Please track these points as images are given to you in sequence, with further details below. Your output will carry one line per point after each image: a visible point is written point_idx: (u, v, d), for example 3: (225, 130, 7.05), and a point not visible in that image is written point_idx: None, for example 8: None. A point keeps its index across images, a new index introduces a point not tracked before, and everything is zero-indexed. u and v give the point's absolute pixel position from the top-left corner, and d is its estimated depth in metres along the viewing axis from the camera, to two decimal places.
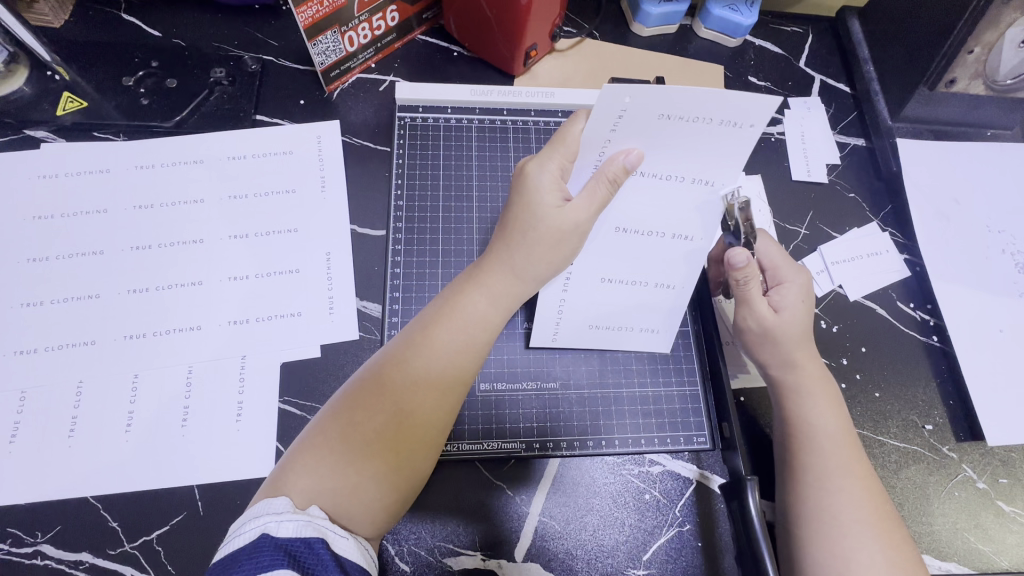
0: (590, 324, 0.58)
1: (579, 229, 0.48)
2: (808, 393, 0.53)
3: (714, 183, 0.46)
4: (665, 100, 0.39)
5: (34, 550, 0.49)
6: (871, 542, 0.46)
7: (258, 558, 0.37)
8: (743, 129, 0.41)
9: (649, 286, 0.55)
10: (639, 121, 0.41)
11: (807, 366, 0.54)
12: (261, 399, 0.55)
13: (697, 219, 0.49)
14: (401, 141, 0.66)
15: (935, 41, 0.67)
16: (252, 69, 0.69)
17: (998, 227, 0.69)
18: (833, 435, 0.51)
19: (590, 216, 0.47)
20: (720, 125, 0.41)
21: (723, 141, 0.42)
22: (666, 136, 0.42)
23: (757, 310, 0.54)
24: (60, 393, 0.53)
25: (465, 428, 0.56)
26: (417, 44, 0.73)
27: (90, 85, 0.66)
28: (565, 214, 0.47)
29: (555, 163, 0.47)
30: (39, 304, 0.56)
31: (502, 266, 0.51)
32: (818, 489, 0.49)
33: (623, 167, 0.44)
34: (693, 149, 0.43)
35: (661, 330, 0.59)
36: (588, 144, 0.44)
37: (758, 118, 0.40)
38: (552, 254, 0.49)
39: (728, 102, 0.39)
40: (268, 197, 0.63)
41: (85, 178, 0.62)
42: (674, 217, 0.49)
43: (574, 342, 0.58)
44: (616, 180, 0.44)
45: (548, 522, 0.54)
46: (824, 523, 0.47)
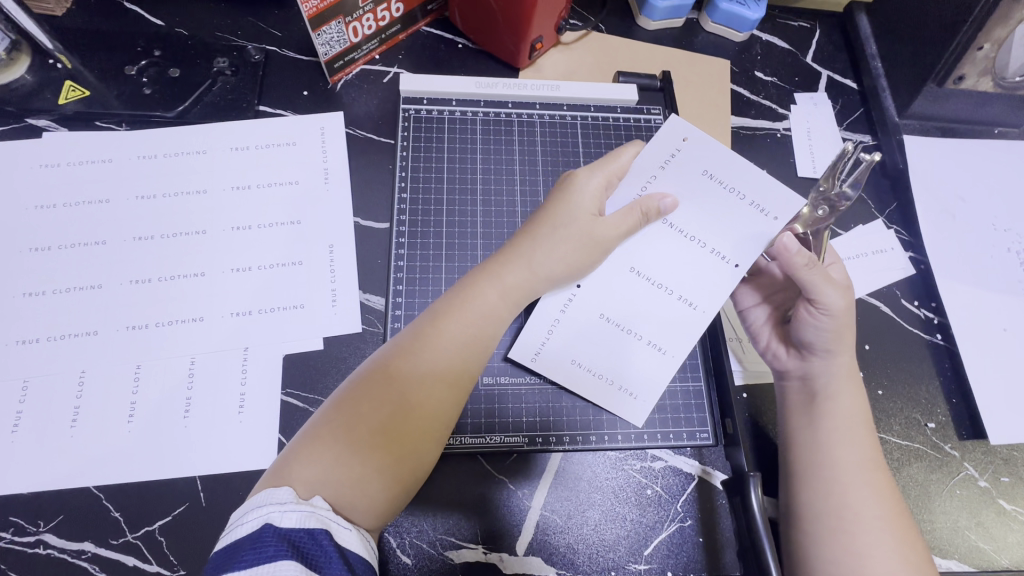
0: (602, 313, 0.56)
1: (603, 242, 0.52)
2: (834, 390, 0.53)
3: (728, 261, 0.54)
4: (707, 160, 0.54)
5: (37, 539, 0.49)
6: (888, 539, 0.47)
7: (261, 548, 0.36)
8: (766, 219, 0.53)
9: (671, 297, 0.55)
10: (691, 163, 0.49)
11: (841, 360, 0.54)
12: (264, 391, 0.55)
13: (709, 284, 0.55)
14: (406, 134, 0.66)
15: (944, 37, 0.66)
16: (256, 59, 0.68)
17: (1004, 225, 0.69)
18: (858, 433, 0.52)
19: (617, 235, 0.53)
20: (746, 205, 0.53)
21: (742, 221, 0.54)
22: (697, 195, 0.54)
23: (838, 288, 0.53)
24: (63, 382, 0.53)
25: (468, 422, 0.55)
26: (422, 35, 0.72)
27: (92, 74, 0.65)
28: (600, 224, 0.52)
29: (603, 176, 0.53)
30: (40, 294, 0.56)
31: (518, 260, 0.52)
32: (839, 484, 0.49)
33: (658, 207, 0.52)
34: (711, 214, 0.54)
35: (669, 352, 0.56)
36: (635, 175, 0.54)
37: (780, 211, 0.52)
38: (572, 256, 0.52)
39: (761, 187, 0.53)
40: (271, 189, 0.62)
41: (87, 167, 0.61)
42: (689, 274, 0.55)
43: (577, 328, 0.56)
44: (648, 214, 0.53)
45: (549, 516, 0.54)
46: (841, 521, 0.48)
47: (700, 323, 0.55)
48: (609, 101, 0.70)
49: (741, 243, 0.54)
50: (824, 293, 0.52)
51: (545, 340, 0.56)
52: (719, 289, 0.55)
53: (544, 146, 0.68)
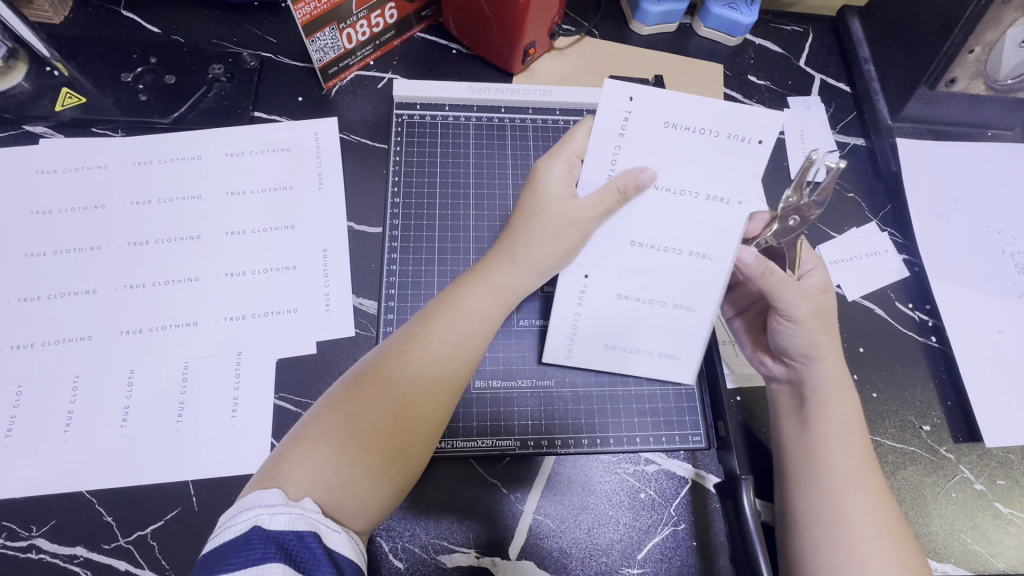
0: (604, 341, 0.56)
1: (580, 225, 0.49)
2: (828, 395, 0.52)
3: (729, 201, 0.47)
4: (671, 107, 0.44)
5: (30, 544, 0.49)
6: (886, 546, 0.46)
7: (248, 551, 0.37)
8: (751, 144, 0.45)
9: (683, 256, 0.50)
10: (646, 128, 0.45)
11: (831, 364, 0.53)
12: (257, 395, 0.55)
13: (716, 235, 0.49)
14: (399, 139, 0.66)
15: (936, 40, 0.66)
16: (251, 65, 0.69)
17: (999, 228, 0.69)
18: (853, 437, 0.51)
19: (595, 217, 0.48)
20: (727, 138, 0.45)
21: (735, 156, 0.45)
22: (676, 151, 0.46)
23: (801, 294, 0.52)
24: (57, 387, 0.53)
25: (461, 426, 0.55)
26: (416, 42, 0.73)
27: (88, 81, 0.66)
28: (570, 207, 0.49)
29: (564, 161, 0.51)
30: (36, 299, 0.56)
31: (507, 264, 0.52)
32: (836, 489, 0.48)
33: (635, 182, 0.46)
34: (698, 161, 0.46)
35: (682, 356, 0.56)
36: (598, 154, 0.47)
37: (765, 133, 0.44)
38: (554, 244, 0.50)
39: (735, 112, 0.44)
40: (266, 194, 0.63)
41: (83, 173, 0.62)
42: (697, 231, 0.49)
43: (586, 355, 0.57)
44: (625, 192, 0.47)
45: (543, 520, 0.53)
46: (840, 527, 0.47)
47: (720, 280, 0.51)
48: None
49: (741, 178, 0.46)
50: (786, 301, 0.52)
51: (573, 335, 0.56)
52: (731, 232, 0.48)
53: (537, 150, 0.68)
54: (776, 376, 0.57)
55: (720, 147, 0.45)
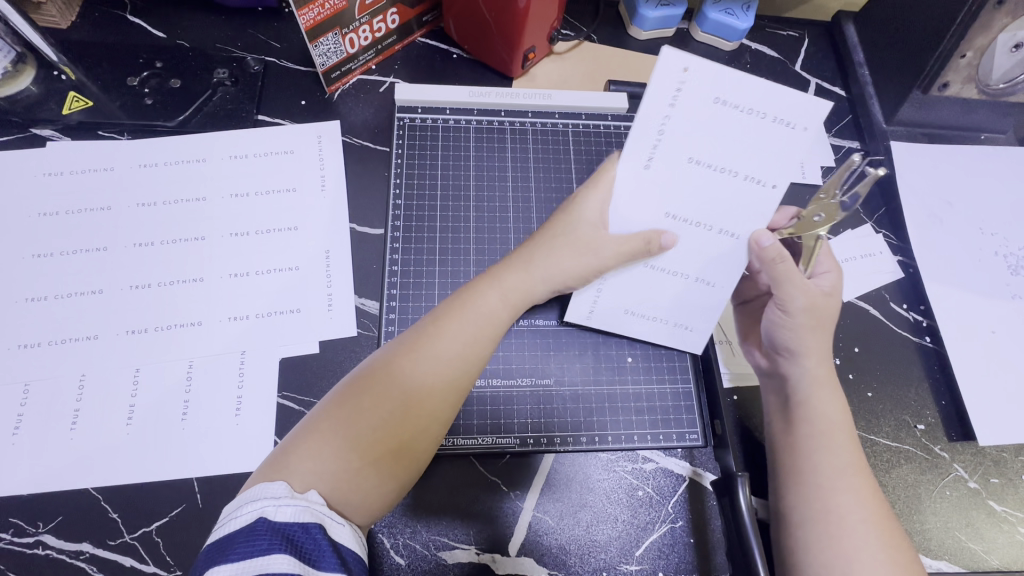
0: (626, 308, 0.58)
1: (601, 266, 0.52)
2: (816, 397, 0.53)
3: (736, 235, 0.49)
4: (723, 82, 0.39)
5: (36, 540, 0.50)
6: (875, 544, 0.46)
7: (254, 542, 0.38)
8: (795, 132, 0.40)
9: (712, 233, 0.49)
10: (694, 105, 0.41)
11: (823, 366, 0.54)
12: (260, 394, 0.55)
13: (746, 217, 0.47)
14: (400, 142, 0.67)
15: (929, 45, 0.67)
16: (255, 70, 0.70)
17: (992, 229, 0.70)
18: (844, 437, 0.51)
19: (619, 261, 0.51)
20: (771, 122, 0.40)
21: (776, 141, 0.41)
22: (721, 128, 0.41)
23: (803, 289, 0.53)
24: (63, 385, 0.54)
25: (461, 424, 0.56)
26: (417, 46, 0.74)
27: (95, 85, 0.67)
28: (601, 251, 0.51)
29: (606, 189, 0.50)
30: (43, 299, 0.57)
31: (517, 266, 0.53)
32: (824, 489, 0.49)
33: (659, 245, 0.50)
34: (739, 140, 0.42)
35: (695, 328, 0.58)
36: (640, 137, 0.43)
37: (813, 121, 0.39)
38: (579, 279, 0.53)
39: (786, 95, 0.39)
40: (270, 196, 0.64)
41: (90, 175, 0.63)
42: (728, 212, 0.47)
43: (606, 320, 0.59)
44: (650, 249, 0.50)
45: (541, 517, 0.54)
46: (830, 525, 0.47)
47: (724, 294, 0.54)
48: (600, 109, 0.71)
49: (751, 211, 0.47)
50: (785, 292, 0.53)
51: (594, 302, 0.58)
52: (759, 214, 0.46)
53: (536, 153, 0.69)
54: (761, 369, 0.59)
55: (762, 130, 0.41)
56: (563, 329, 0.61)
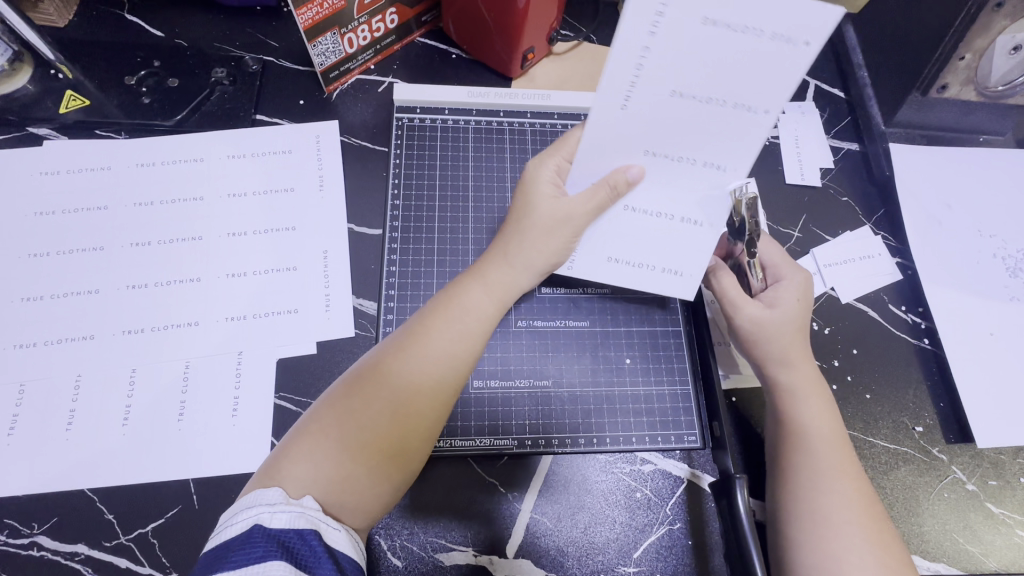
0: (609, 256, 0.56)
1: (571, 222, 0.52)
2: (803, 395, 0.53)
3: (722, 167, 0.47)
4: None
5: (31, 541, 0.49)
6: (862, 543, 0.46)
7: (250, 548, 0.37)
8: (796, 49, 0.38)
9: (696, 167, 0.48)
10: (681, 29, 0.38)
11: (804, 366, 0.55)
12: (257, 395, 0.55)
13: (733, 146, 0.45)
14: (399, 142, 0.67)
15: (928, 46, 0.67)
16: (253, 69, 0.70)
17: (990, 231, 0.70)
18: (826, 436, 0.52)
19: (584, 213, 0.51)
20: (771, 40, 0.38)
21: (773, 61, 0.39)
22: (710, 53, 0.39)
23: (748, 308, 0.56)
24: (59, 385, 0.54)
25: (458, 425, 0.56)
26: (416, 46, 0.74)
27: (92, 84, 0.67)
28: (561, 205, 0.51)
29: (553, 160, 0.53)
30: (38, 298, 0.57)
31: (503, 263, 0.53)
32: (809, 489, 0.49)
33: (625, 178, 0.49)
34: (729, 65, 0.39)
35: (685, 273, 0.55)
36: (616, 74, 0.41)
37: (817, 34, 0.37)
38: (546, 240, 0.52)
39: (784, 5, 0.36)
40: (267, 195, 0.63)
41: (86, 175, 0.63)
42: (714, 142, 0.45)
43: (589, 268, 0.57)
44: (616, 187, 0.49)
45: (539, 519, 0.54)
46: (818, 525, 0.47)
47: (709, 238, 0.52)
48: None
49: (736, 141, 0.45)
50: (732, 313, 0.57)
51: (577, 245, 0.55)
52: (748, 142, 0.44)
53: (535, 153, 0.69)
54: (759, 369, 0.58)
55: (757, 51, 0.38)
56: (561, 330, 0.61)
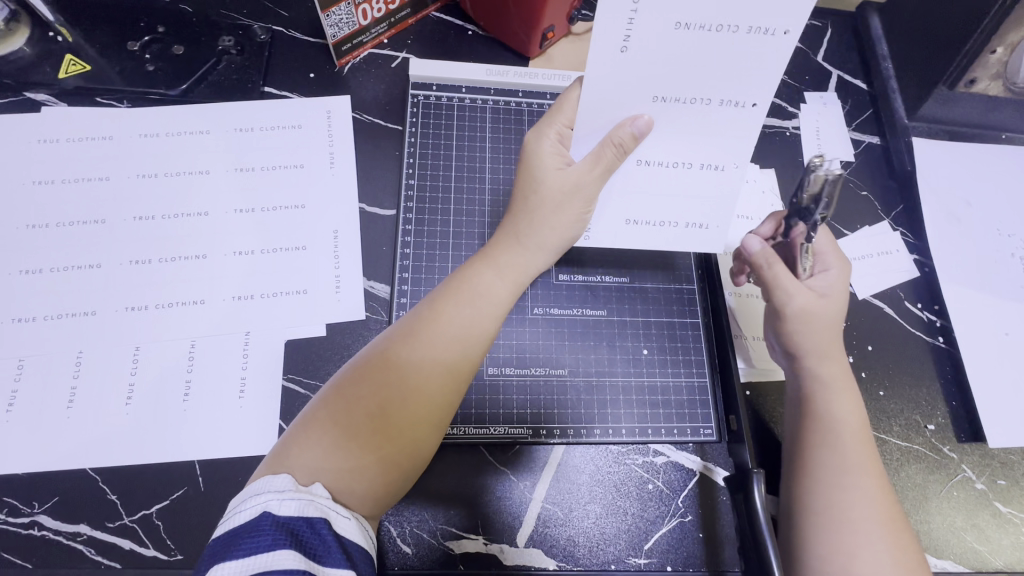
0: (629, 218, 0.54)
1: (581, 190, 0.49)
2: (830, 391, 0.52)
3: (743, 104, 0.45)
4: None
5: (31, 521, 0.48)
6: (877, 538, 0.46)
7: (259, 537, 0.36)
8: None
9: (712, 107, 0.46)
10: None
11: (834, 362, 0.54)
12: (264, 375, 0.54)
13: (753, 77, 0.44)
14: (414, 120, 0.65)
15: (958, 39, 0.66)
16: (262, 39, 0.67)
17: (1009, 231, 0.69)
18: (853, 432, 0.50)
19: (593, 178, 0.49)
20: None
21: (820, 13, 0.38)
22: None
23: (797, 290, 0.54)
24: (59, 362, 0.52)
25: (471, 413, 0.55)
26: (431, 21, 0.71)
27: (93, 48, 0.64)
28: (567, 174, 0.49)
29: (553, 130, 0.50)
30: (37, 272, 0.55)
31: (510, 239, 0.52)
32: (827, 483, 0.48)
33: (631, 133, 0.46)
34: None
35: (710, 225, 0.54)
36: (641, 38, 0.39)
37: None
38: (557, 215, 0.50)
39: None
40: (276, 171, 0.61)
41: (88, 144, 0.60)
42: (729, 77, 0.44)
43: (611, 235, 0.55)
44: (623, 145, 0.46)
45: (550, 509, 0.53)
46: (832, 518, 0.47)
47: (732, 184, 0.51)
48: None
49: (759, 78, 0.44)
50: (781, 296, 0.54)
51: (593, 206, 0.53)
52: (769, 70, 0.43)
53: None
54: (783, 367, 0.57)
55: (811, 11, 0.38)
56: (577, 319, 0.60)
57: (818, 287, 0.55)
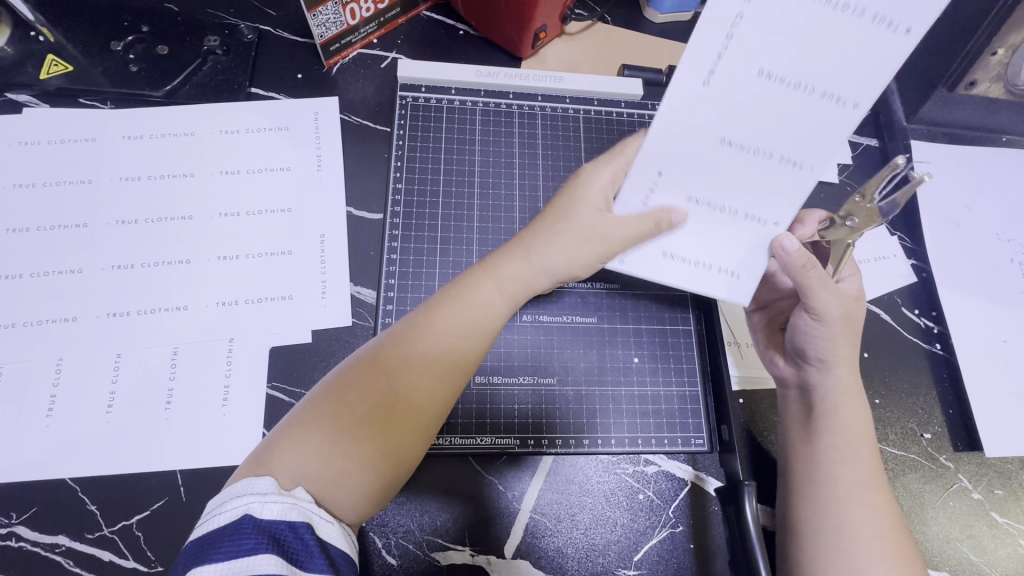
0: (665, 251, 0.50)
1: (607, 243, 0.48)
2: (844, 405, 0.51)
3: (799, 163, 0.42)
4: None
5: (9, 531, 0.47)
6: (887, 558, 0.45)
7: (240, 541, 0.36)
8: (895, 35, 0.36)
9: (772, 163, 0.42)
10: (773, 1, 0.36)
11: (847, 374, 0.52)
12: (249, 383, 0.53)
13: (817, 136, 0.40)
14: (402, 122, 0.64)
15: (957, 40, 0.65)
16: (249, 39, 0.66)
17: (1009, 235, 0.68)
18: (866, 448, 0.50)
19: (624, 237, 0.48)
20: (872, 22, 0.36)
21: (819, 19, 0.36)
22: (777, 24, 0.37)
23: (834, 294, 0.50)
24: (39, 369, 0.51)
25: (458, 422, 0.54)
26: (421, 20, 0.70)
27: (76, 48, 0.63)
28: (605, 224, 0.48)
29: (609, 173, 0.49)
30: (17, 276, 0.54)
31: (515, 256, 0.50)
32: (840, 501, 0.48)
33: (671, 220, 0.47)
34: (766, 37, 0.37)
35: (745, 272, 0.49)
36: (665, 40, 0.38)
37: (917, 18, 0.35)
38: (574, 248, 0.49)
39: None
40: (262, 174, 0.60)
41: (70, 146, 0.59)
42: (790, 134, 0.41)
43: (639, 265, 0.51)
44: (659, 224, 0.47)
45: (539, 519, 0.52)
46: (843, 538, 0.46)
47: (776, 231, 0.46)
48: (611, 95, 0.68)
49: (819, 139, 0.41)
50: (819, 300, 0.50)
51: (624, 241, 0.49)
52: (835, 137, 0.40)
53: (546, 139, 0.66)
54: (784, 379, 0.56)
55: (853, 36, 0.36)
56: (568, 326, 0.59)
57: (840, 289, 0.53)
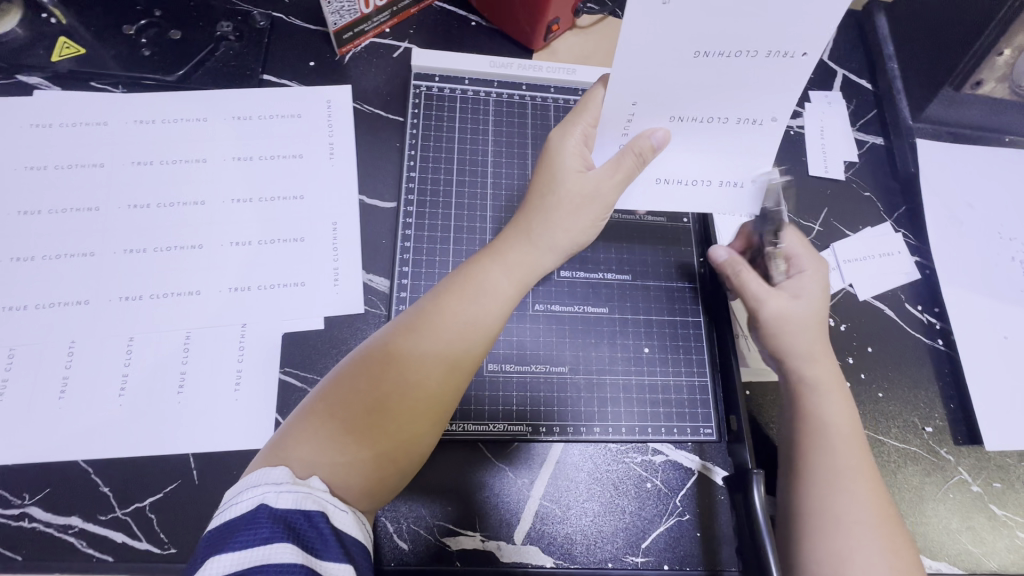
0: (659, 177, 0.51)
1: (599, 198, 0.50)
2: (823, 390, 0.52)
3: (761, 121, 0.47)
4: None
5: (22, 512, 0.47)
6: (870, 542, 0.45)
7: (255, 530, 0.36)
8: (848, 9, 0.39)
9: (730, 125, 0.47)
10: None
11: (823, 362, 0.54)
12: (261, 368, 0.53)
13: (772, 99, 0.45)
14: (416, 111, 0.64)
15: (965, 40, 0.66)
16: (261, 25, 0.66)
17: (1010, 234, 0.69)
18: (844, 433, 0.50)
19: (612, 185, 0.49)
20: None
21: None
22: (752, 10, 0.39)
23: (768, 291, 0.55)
24: (51, 352, 0.51)
25: (472, 409, 0.55)
26: (434, 11, 0.70)
27: (88, 31, 0.62)
28: (587, 182, 0.49)
29: (579, 129, 0.50)
30: (29, 259, 0.54)
31: (519, 238, 0.51)
32: (817, 485, 0.48)
33: (651, 143, 0.47)
34: None
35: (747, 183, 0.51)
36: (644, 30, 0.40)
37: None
38: (572, 218, 0.51)
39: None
40: (274, 160, 0.60)
41: (81, 130, 0.59)
42: (743, 96, 0.45)
43: (640, 197, 0.52)
44: (642, 155, 0.47)
45: (549, 506, 0.53)
46: (824, 520, 0.46)
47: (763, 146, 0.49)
48: None
49: (776, 97, 0.45)
50: (757, 298, 0.55)
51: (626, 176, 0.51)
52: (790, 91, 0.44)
53: None
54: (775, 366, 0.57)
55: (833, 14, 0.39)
56: (579, 316, 0.59)
57: (795, 288, 0.56)
